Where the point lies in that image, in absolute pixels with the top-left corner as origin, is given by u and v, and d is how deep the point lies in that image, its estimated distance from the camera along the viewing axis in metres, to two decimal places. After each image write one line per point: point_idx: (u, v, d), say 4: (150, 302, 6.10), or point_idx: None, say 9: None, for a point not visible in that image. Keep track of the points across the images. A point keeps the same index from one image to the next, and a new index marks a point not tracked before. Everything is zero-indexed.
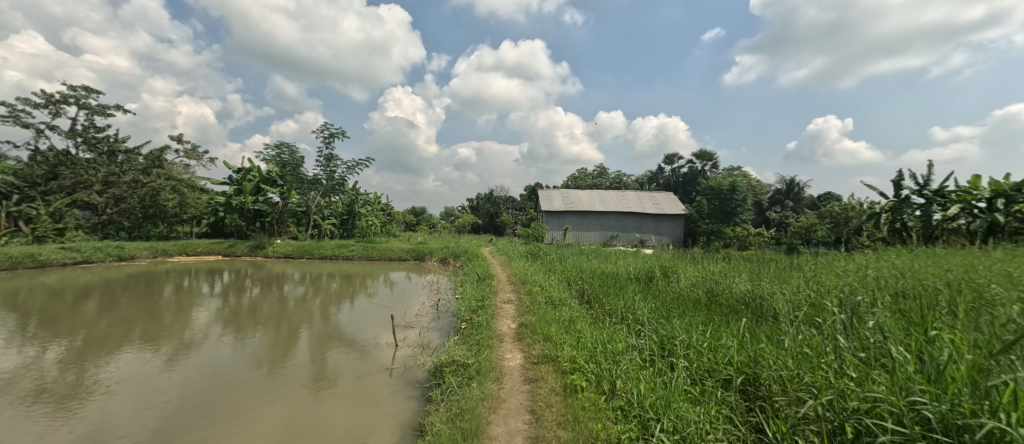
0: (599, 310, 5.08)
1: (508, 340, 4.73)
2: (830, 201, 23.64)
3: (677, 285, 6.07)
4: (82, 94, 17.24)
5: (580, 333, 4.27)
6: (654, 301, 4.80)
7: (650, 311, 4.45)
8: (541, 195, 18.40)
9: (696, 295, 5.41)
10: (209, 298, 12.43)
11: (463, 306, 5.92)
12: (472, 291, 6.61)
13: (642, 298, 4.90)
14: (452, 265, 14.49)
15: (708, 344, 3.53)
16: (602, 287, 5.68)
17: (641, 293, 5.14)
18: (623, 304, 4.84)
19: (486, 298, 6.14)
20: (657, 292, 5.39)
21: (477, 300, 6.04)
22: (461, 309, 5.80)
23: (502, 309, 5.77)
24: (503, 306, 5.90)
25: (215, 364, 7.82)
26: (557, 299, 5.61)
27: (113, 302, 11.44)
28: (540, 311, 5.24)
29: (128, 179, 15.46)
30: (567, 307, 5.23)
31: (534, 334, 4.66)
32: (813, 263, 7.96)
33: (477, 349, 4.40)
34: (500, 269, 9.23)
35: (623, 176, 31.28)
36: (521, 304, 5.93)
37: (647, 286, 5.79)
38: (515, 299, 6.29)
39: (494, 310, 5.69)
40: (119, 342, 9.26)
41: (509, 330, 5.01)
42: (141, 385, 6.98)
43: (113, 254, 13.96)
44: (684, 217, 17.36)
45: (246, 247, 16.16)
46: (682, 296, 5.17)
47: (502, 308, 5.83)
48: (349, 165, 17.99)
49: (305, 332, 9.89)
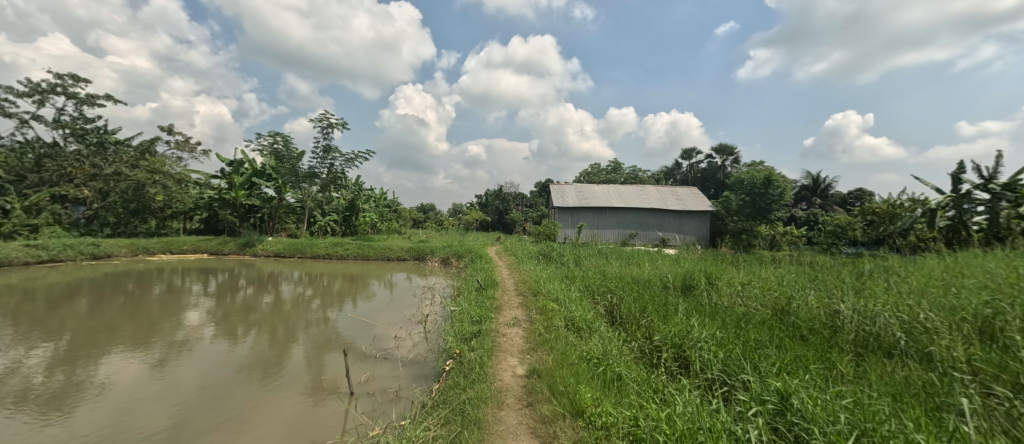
0: (644, 343, 3.82)
1: (514, 402, 3.41)
2: (862, 199, 22.18)
3: (728, 297, 4.92)
4: (69, 83, 16.41)
5: (641, 406, 2.90)
6: (723, 329, 3.59)
7: (733, 347, 3.27)
8: (552, 189, 17.20)
9: (761, 312, 4.27)
10: (200, 297, 11.44)
11: (452, 333, 4.68)
12: (471, 307, 5.42)
13: (707, 321, 3.74)
14: (454, 266, 13.38)
15: (874, 429, 2.35)
16: (640, 302, 4.48)
17: (699, 314, 3.97)
18: (683, 329, 3.63)
19: (486, 321, 4.95)
20: (715, 310, 4.22)
21: (472, 325, 4.85)
22: (449, 337, 4.61)
23: (499, 339, 4.51)
24: (506, 334, 4.63)
25: (212, 368, 6.93)
26: (581, 327, 4.34)
27: (96, 302, 10.57)
28: (560, 348, 3.95)
29: (108, 172, 14.40)
30: (594, 340, 3.97)
31: (555, 397, 3.29)
32: (880, 269, 6.68)
33: (461, 429, 3.08)
34: (506, 274, 8.07)
35: (638, 172, 29.93)
36: (531, 329, 4.70)
37: (691, 300, 4.66)
38: (523, 319, 5.08)
39: (489, 337, 4.50)
40: (109, 343, 8.37)
41: (514, 383, 3.67)
42: (129, 391, 6.12)
43: (87, 251, 12.98)
44: (710, 214, 16.02)
45: (234, 245, 15.13)
46: (747, 315, 4.02)
47: (507, 335, 4.61)
48: (348, 157, 16.84)
49: (304, 333, 8.96)
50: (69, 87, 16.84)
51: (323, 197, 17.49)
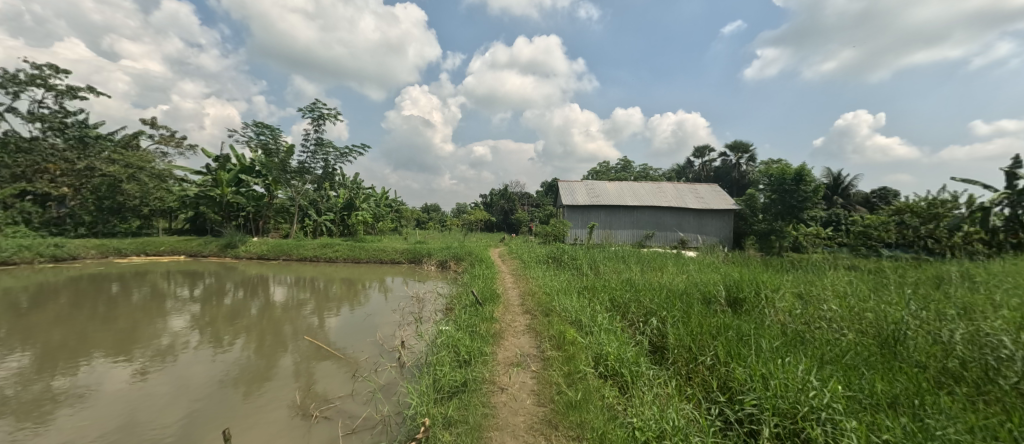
0: (728, 406, 2.80)
1: None
2: (886, 199, 20.84)
3: (802, 317, 3.88)
4: (48, 73, 15.54)
5: None
6: (847, 392, 2.60)
7: (895, 434, 2.29)
8: (561, 186, 16.09)
9: (866, 341, 3.25)
10: (182, 301, 10.44)
11: (427, 390, 3.41)
12: (462, 334, 4.30)
13: (825, 373, 2.75)
14: (454, 270, 12.25)
15: None
16: (700, 332, 3.44)
17: (799, 355, 2.96)
18: (798, 387, 2.62)
19: (480, 359, 3.85)
20: (808, 344, 3.21)
21: (459, 367, 3.72)
22: (426, 383, 3.48)
23: (496, 400, 3.34)
24: (511, 387, 3.50)
25: (192, 387, 6.03)
26: (621, 377, 3.26)
27: (63, 306, 9.57)
28: (595, 427, 2.82)
29: (81, 166, 13.38)
30: (650, 400, 2.89)
31: None
32: (959, 277, 5.50)
33: None
34: (511, 282, 6.97)
35: (649, 170, 28.67)
36: (548, 375, 3.58)
37: (760, 323, 3.64)
38: (535, 356, 4.00)
39: (485, 398, 3.35)
40: (77, 348, 7.48)
41: None
42: (100, 412, 5.44)
43: (46, 253, 11.94)
44: (732, 213, 14.82)
45: (214, 247, 14.06)
46: (856, 352, 3.03)
47: (519, 387, 3.50)
48: (342, 152, 15.79)
49: (293, 340, 7.94)
50: (49, 78, 15.95)
51: (316, 194, 16.43)
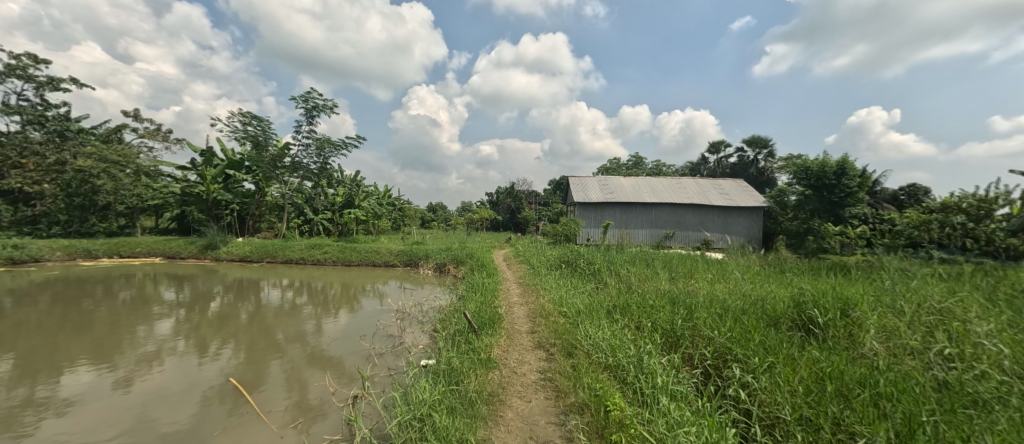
0: None
1: None
2: (915, 196, 19.38)
3: (946, 357, 2.94)
4: (26, 63, 14.67)
5: None
6: None
7: None
8: (572, 182, 14.96)
9: None
10: (164, 306, 9.42)
11: None
12: (457, 399, 3.23)
13: None
14: (454, 275, 11.21)
15: None
16: (835, 414, 2.47)
17: None
18: None
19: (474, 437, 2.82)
20: (1004, 422, 2.31)
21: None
22: None
23: None
24: None
25: (187, 392, 5.19)
26: None
27: (32, 312, 8.59)
28: None
29: (51, 161, 12.53)
30: None
31: None
32: None
33: None
34: (518, 296, 5.90)
35: (662, 166, 27.40)
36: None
37: (903, 381, 2.64)
38: (574, 425, 2.99)
39: None
40: (30, 357, 6.50)
41: None
42: (89, 422, 4.60)
43: (5, 255, 11.03)
44: (759, 211, 13.62)
45: (194, 248, 13.08)
46: None
47: None
48: (339, 145, 14.70)
49: (286, 344, 7.01)
50: (29, 69, 15.08)
51: (312, 190, 15.43)
